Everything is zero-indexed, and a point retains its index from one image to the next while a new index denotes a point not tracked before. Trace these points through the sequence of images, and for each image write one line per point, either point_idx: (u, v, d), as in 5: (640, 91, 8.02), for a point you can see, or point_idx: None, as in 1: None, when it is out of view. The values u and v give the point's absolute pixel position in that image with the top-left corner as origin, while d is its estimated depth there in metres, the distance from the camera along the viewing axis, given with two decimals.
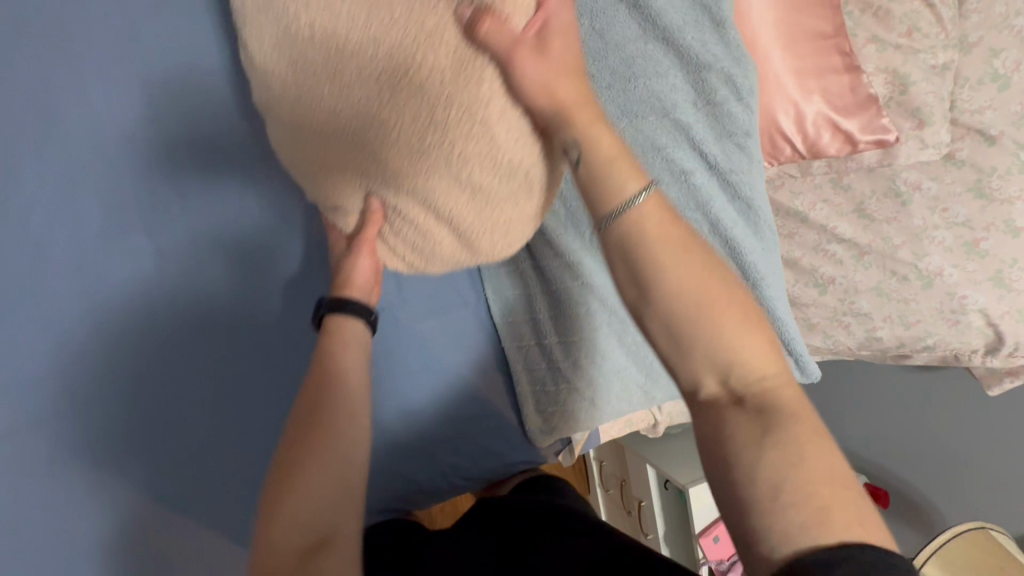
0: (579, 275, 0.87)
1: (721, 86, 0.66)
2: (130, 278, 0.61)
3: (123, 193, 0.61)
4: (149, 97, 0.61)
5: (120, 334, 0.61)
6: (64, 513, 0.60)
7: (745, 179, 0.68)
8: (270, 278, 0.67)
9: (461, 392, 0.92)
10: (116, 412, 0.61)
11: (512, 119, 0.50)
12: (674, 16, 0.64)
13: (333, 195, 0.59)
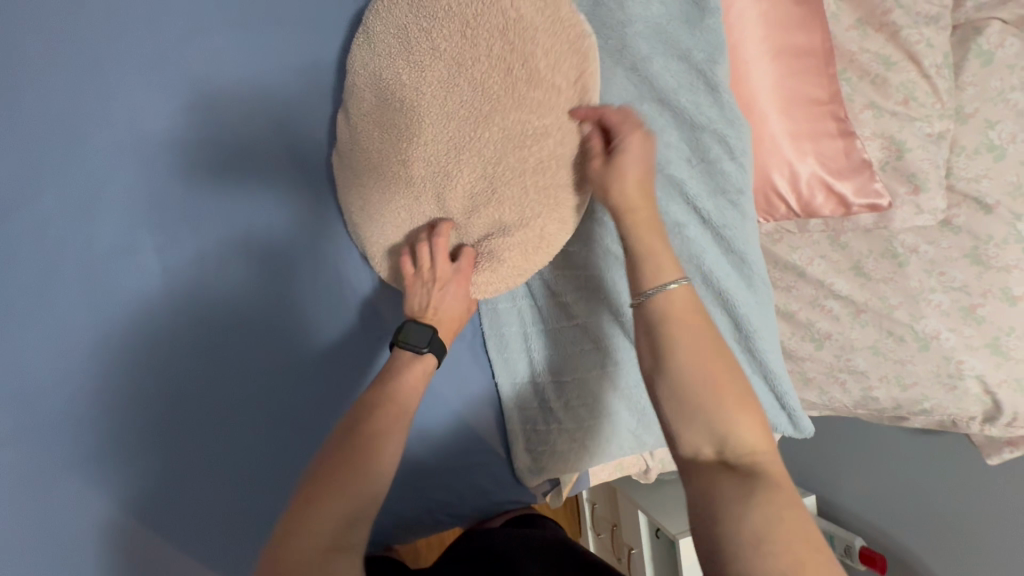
0: (574, 316, 0.89)
1: (714, 146, 0.69)
2: (140, 291, 0.68)
3: (140, 213, 0.69)
4: (175, 133, 0.71)
5: (113, 344, 0.67)
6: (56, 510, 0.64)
7: (738, 235, 0.71)
8: (266, 298, 0.73)
9: (450, 425, 0.93)
10: (109, 411, 0.66)
11: (552, 190, 0.66)
12: (670, 78, 0.68)
13: (355, 156, 0.73)
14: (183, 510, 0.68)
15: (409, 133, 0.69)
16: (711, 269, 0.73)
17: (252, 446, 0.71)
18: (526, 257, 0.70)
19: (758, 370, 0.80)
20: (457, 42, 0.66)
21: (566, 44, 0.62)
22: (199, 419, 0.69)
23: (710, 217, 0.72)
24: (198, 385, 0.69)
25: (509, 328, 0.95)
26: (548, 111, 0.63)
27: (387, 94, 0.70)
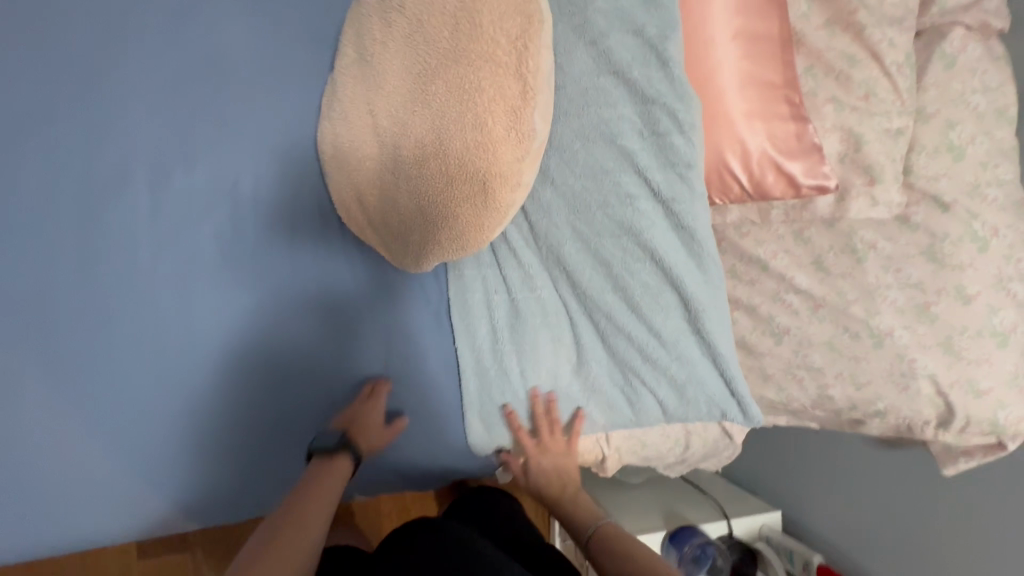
0: (535, 287, 0.93)
1: (665, 119, 0.73)
2: (152, 209, 0.84)
3: (155, 146, 0.84)
4: (184, 81, 0.84)
5: (132, 257, 0.83)
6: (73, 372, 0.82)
7: (686, 210, 0.76)
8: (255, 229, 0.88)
9: (401, 382, 0.94)
10: (127, 307, 0.83)
11: (496, 142, 0.70)
12: (623, 52, 0.72)
13: (347, 109, 0.83)
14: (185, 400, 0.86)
15: (382, 86, 0.79)
16: (658, 244, 0.79)
17: (255, 376, 0.89)
18: (470, 205, 0.75)
19: (704, 349, 0.86)
20: (420, 0, 0.73)
21: (511, 6, 0.66)
22: (258, 364, 0.88)
23: (661, 190, 0.76)
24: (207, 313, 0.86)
25: (474, 296, 0.95)
26: (488, 66, 0.68)
27: (365, 59, 0.80)
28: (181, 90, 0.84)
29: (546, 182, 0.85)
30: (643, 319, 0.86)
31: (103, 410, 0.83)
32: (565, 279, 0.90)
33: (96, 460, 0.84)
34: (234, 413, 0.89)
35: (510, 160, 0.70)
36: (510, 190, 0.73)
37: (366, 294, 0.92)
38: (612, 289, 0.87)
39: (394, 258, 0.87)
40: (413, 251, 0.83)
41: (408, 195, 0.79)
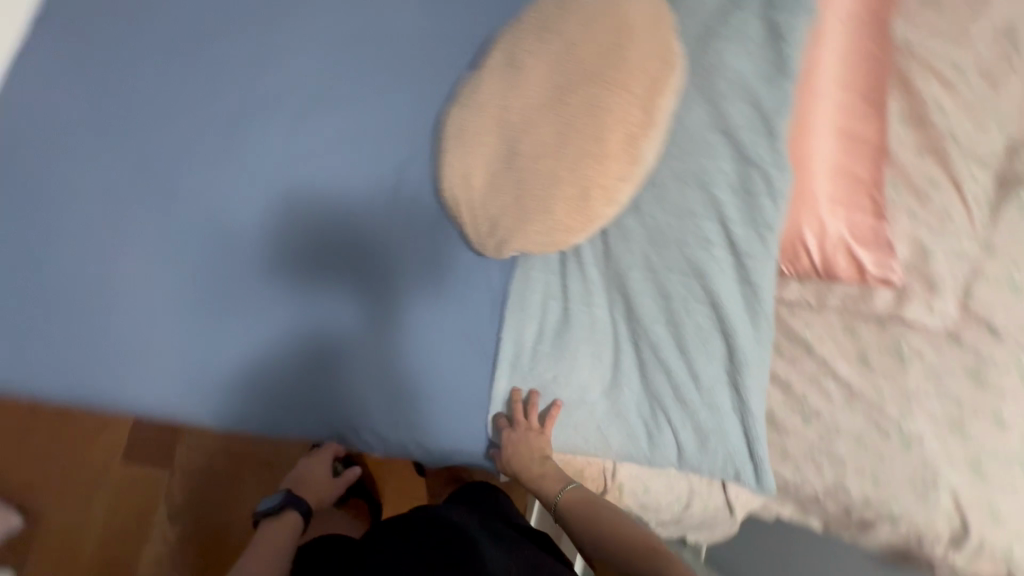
0: (592, 303, 0.99)
1: (759, 183, 0.81)
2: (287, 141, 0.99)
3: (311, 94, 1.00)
4: (356, 52, 1.02)
5: (215, 195, 0.96)
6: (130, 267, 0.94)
7: (756, 267, 0.83)
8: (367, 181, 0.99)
9: (443, 354, 1.00)
10: (193, 236, 0.95)
11: (609, 157, 0.82)
12: (738, 116, 0.82)
13: (480, 99, 0.94)
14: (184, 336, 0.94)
15: (519, 88, 0.89)
16: (721, 291, 0.87)
17: (246, 359, 0.96)
18: (567, 206, 0.86)
19: (736, 404, 0.90)
20: (577, 28, 0.85)
21: (656, 56, 0.80)
22: (288, 348, 0.96)
23: (738, 244, 0.84)
24: (240, 281, 0.95)
25: (531, 297, 1.02)
26: (622, 96, 0.81)
27: (512, 64, 0.91)
28: (350, 57, 1.02)
29: (632, 209, 0.91)
30: (686, 359, 0.92)
31: (133, 344, 0.93)
32: (622, 303, 0.97)
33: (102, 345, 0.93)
34: (212, 374, 0.95)
35: (613, 177, 0.83)
36: (606, 202, 0.85)
37: (372, 327, 0.98)
38: (664, 323, 0.92)
39: (476, 240, 0.98)
40: (499, 234, 0.94)
41: (514, 186, 0.90)
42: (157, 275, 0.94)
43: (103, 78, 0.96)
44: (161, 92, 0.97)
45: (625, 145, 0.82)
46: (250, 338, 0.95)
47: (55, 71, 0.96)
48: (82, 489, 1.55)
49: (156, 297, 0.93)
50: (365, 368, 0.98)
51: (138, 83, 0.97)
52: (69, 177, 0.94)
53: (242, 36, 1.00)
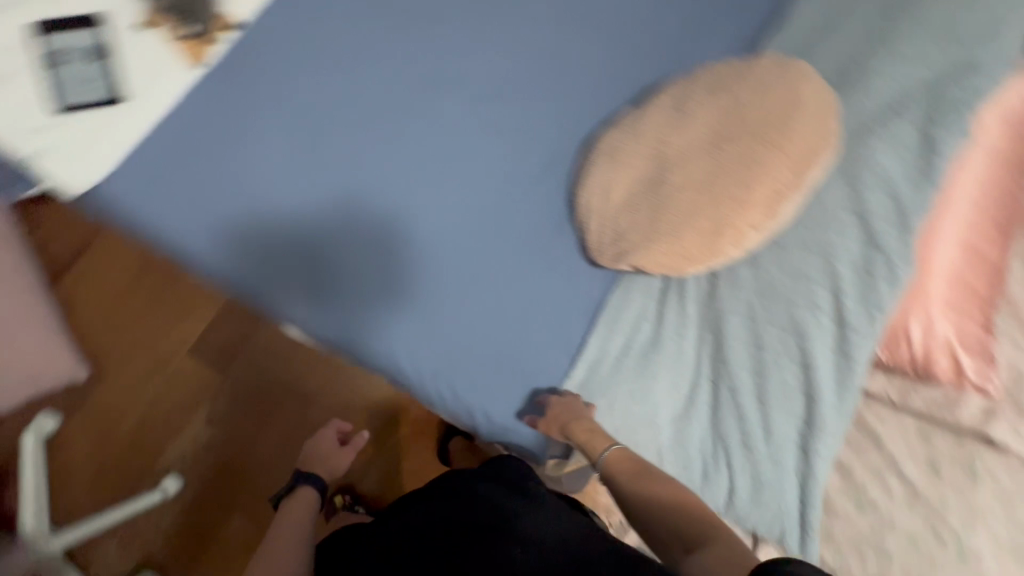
0: (684, 334, 1.07)
1: (880, 268, 0.88)
2: (458, 123, 1.16)
3: (490, 94, 1.18)
4: (539, 71, 1.19)
5: (348, 147, 1.11)
6: (255, 172, 1.07)
7: (857, 343, 0.89)
8: (519, 178, 1.16)
9: (534, 343, 1.12)
10: (310, 173, 1.09)
11: (747, 205, 0.92)
12: (875, 205, 0.90)
13: (641, 127, 1.05)
14: (257, 243, 1.07)
15: (680, 127, 1.01)
16: (815, 356, 0.92)
17: (284, 287, 1.07)
18: (697, 236, 0.95)
19: (800, 466, 0.93)
20: (750, 92, 0.97)
21: (818, 133, 0.91)
22: (322, 296, 1.07)
23: (843, 318, 0.91)
24: (320, 229, 1.08)
25: (627, 312, 1.12)
26: (778, 155, 0.91)
27: (680, 108, 1.03)
28: (536, 76, 1.20)
29: (748, 261, 1.00)
30: (762, 410, 0.97)
31: (213, 227, 1.06)
32: (712, 343, 1.04)
33: (200, 214, 1.05)
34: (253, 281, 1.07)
35: (747, 224, 0.92)
36: (732, 243, 0.94)
37: (384, 325, 1.08)
38: (749, 371, 0.98)
39: (597, 249, 1.09)
40: (622, 246, 1.03)
41: (651, 207, 1.00)
42: (219, 199, 1.06)
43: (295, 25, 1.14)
44: (359, 51, 1.14)
45: (769, 198, 0.91)
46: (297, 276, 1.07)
47: (285, 10, 1.14)
48: (149, 346, 1.67)
49: (208, 220, 1.05)
50: (464, 330, 1.10)
51: (325, 43, 1.14)
52: (259, 82, 1.10)
53: (449, 30, 1.18)
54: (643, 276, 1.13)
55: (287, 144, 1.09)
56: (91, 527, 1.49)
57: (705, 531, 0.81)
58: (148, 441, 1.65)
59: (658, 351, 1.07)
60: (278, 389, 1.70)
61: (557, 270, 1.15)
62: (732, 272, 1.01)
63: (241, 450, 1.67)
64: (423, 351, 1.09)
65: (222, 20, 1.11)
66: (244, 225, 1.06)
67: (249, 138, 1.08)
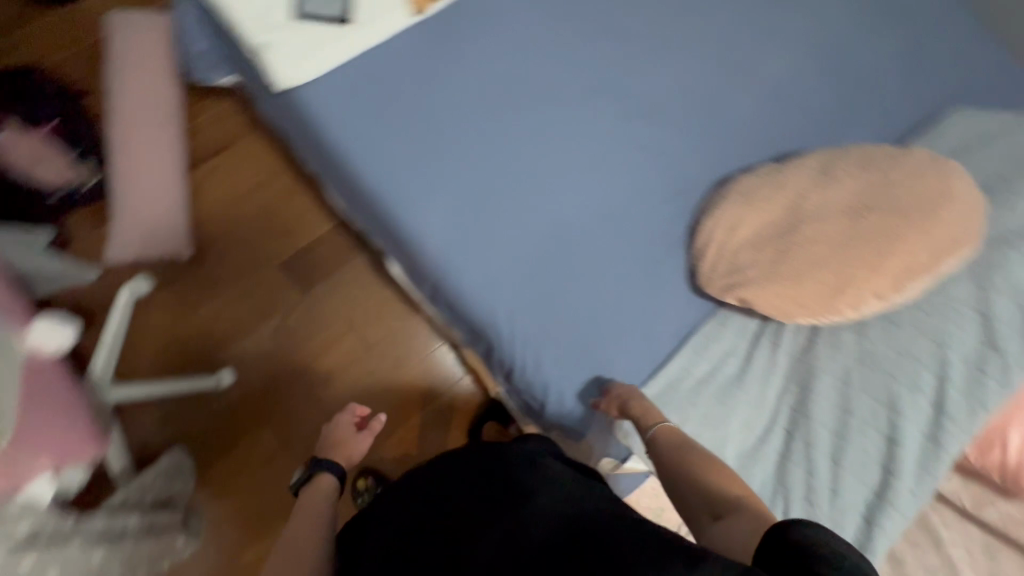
0: (771, 380, 1.10)
1: (993, 369, 0.94)
2: (612, 128, 1.25)
3: (647, 114, 1.27)
4: (694, 108, 1.30)
5: (510, 111, 1.20)
6: (425, 104, 1.16)
7: (952, 431, 0.93)
8: (651, 194, 1.24)
9: (622, 346, 1.17)
10: (471, 122, 1.18)
11: (873, 273, 0.99)
12: (998, 313, 0.97)
13: (783, 178, 1.12)
14: (403, 163, 1.15)
15: (823, 187, 1.07)
16: (904, 433, 0.95)
17: (410, 204, 1.14)
18: (815, 287, 1.02)
19: (860, 534, 0.95)
20: (899, 175, 1.04)
21: (958, 231, 0.98)
22: (442, 227, 1.14)
23: (943, 405, 0.95)
24: (462, 173, 1.16)
25: (717, 346, 1.15)
26: (913, 238, 0.98)
27: (826, 172, 1.09)
28: (690, 112, 1.30)
29: (856, 327, 1.05)
30: (834, 470, 0.99)
31: (370, 133, 1.14)
32: (796, 395, 1.07)
33: (363, 119, 1.14)
34: (383, 188, 1.14)
35: (867, 291, 0.99)
36: (847, 303, 1.00)
37: (491, 277, 1.15)
38: (830, 431, 1.01)
39: (706, 276, 1.14)
40: (734, 277, 1.09)
41: (776, 251, 1.06)
42: (392, 117, 1.15)
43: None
44: (548, 36, 1.24)
45: (896, 273, 0.98)
46: (425, 201, 1.14)
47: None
48: (250, 249, 1.80)
49: (370, 126, 1.14)
50: (563, 311, 1.16)
51: (534, 21, 1.24)
52: (456, 35, 1.20)
53: (629, 46, 1.29)
54: (740, 318, 1.17)
55: (476, 99, 1.19)
56: (131, 392, 1.52)
57: (739, 504, 0.84)
58: (215, 331, 1.74)
59: (738, 388, 1.10)
60: (343, 328, 1.81)
61: (657, 285, 1.21)
62: (835, 335, 1.06)
63: (290, 370, 1.77)
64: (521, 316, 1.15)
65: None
66: (398, 144, 1.15)
67: (430, 75, 1.18)
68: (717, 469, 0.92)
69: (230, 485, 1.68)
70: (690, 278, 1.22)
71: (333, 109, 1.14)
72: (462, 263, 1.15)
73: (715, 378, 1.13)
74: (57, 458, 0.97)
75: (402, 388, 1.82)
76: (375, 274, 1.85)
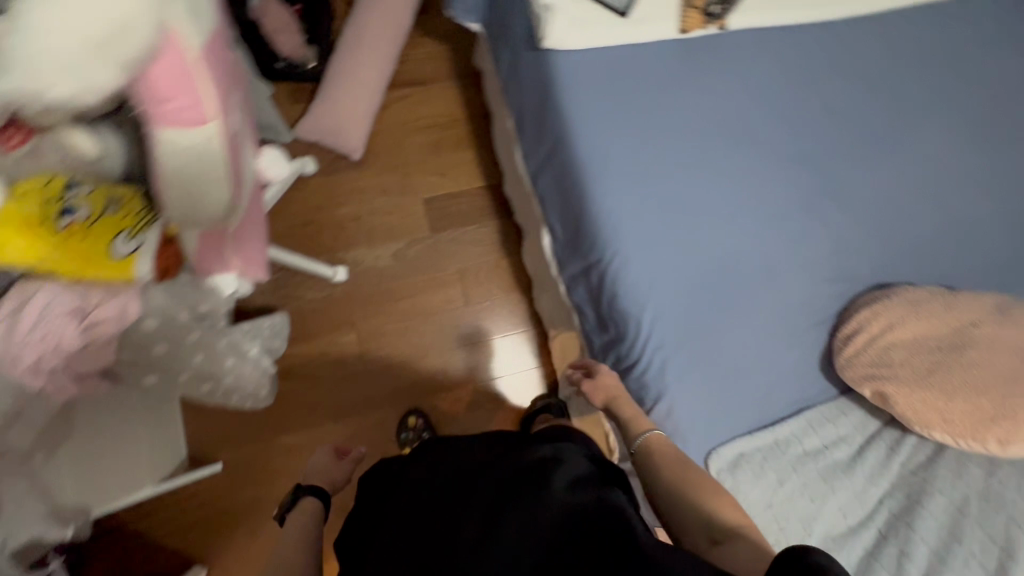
0: (878, 480, 1.13)
1: None
2: (808, 194, 1.30)
3: (846, 195, 1.31)
4: (892, 208, 1.32)
5: (726, 144, 1.28)
6: (657, 108, 1.26)
7: None
8: (821, 268, 1.28)
9: (742, 391, 1.21)
10: (690, 139, 1.27)
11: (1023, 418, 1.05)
12: None
13: (959, 301, 1.16)
14: (617, 149, 1.24)
15: (997, 325, 1.12)
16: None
17: (607, 186, 1.23)
18: (959, 408, 1.08)
19: None
20: None
21: None
22: (628, 216, 1.23)
23: None
24: (664, 178, 1.25)
25: (833, 429, 1.18)
26: None
27: (1003, 313, 1.14)
28: (887, 210, 1.32)
29: (986, 468, 1.12)
30: None
31: (600, 111, 1.25)
32: (903, 503, 1.11)
33: (600, 99, 1.25)
34: (590, 163, 1.24)
35: (1010, 430, 1.06)
36: (986, 434, 1.07)
37: (651, 278, 1.21)
38: (935, 549, 1.06)
39: (848, 359, 1.17)
40: (881, 370, 1.14)
41: (932, 362, 1.11)
42: (626, 107, 1.25)
43: (759, 43, 1.32)
44: (785, 92, 1.31)
45: None
46: (621, 188, 1.23)
47: (763, 29, 1.32)
48: (403, 176, 1.93)
49: (603, 106, 1.25)
50: (702, 337, 1.21)
51: (780, 76, 1.32)
52: (707, 59, 1.29)
53: (854, 130, 1.33)
54: (863, 414, 1.20)
55: (698, 126, 1.27)
56: (282, 256, 1.62)
57: (736, 530, 0.86)
58: (345, 230, 1.87)
59: (843, 473, 1.14)
60: (451, 277, 1.90)
61: (790, 353, 1.24)
62: (961, 466, 1.12)
63: (390, 293, 1.86)
64: (664, 323, 1.21)
65: (723, 20, 1.28)
66: (619, 132, 1.25)
67: (671, 85, 1.27)
68: (720, 496, 0.92)
69: (297, 371, 1.78)
70: (826, 358, 1.25)
71: (579, 81, 1.25)
72: (630, 253, 1.21)
73: (822, 455, 1.16)
74: (246, 262, 1.06)
75: (479, 352, 1.88)
76: (498, 243, 1.94)
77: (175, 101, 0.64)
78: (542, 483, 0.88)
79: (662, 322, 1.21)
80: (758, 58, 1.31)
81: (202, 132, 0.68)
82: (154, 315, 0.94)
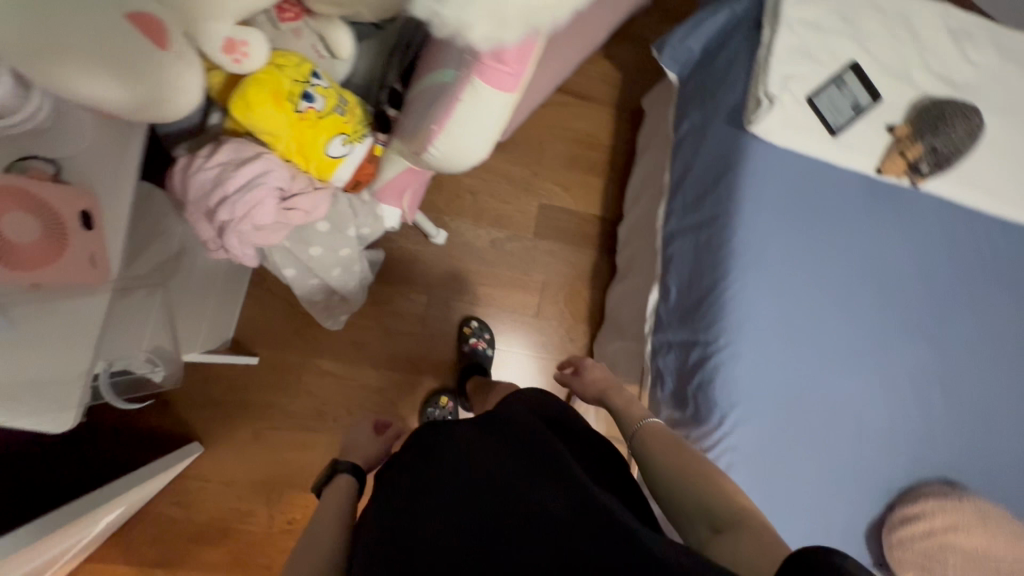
0: None
1: None
2: (926, 370, 1.29)
3: (961, 388, 1.30)
4: (999, 419, 1.31)
5: (869, 290, 1.28)
6: (819, 230, 1.28)
7: None
8: (910, 445, 1.27)
9: (789, 522, 1.22)
10: (837, 272, 1.28)
11: None
12: None
13: None
14: (769, 252, 1.25)
15: None
16: None
17: (744, 281, 1.24)
18: None
19: None
20: None
21: None
22: (751, 316, 1.23)
23: None
24: (798, 296, 1.26)
25: None
26: None
27: None
28: (993, 418, 1.31)
29: None
30: None
31: (768, 210, 1.26)
32: None
33: (773, 199, 1.26)
34: (738, 253, 1.25)
35: None
36: None
37: (750, 382, 1.22)
38: None
39: (902, 539, 1.18)
40: (929, 562, 1.16)
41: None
42: (792, 216, 1.27)
43: (937, 212, 1.32)
44: (941, 268, 1.32)
45: None
46: (757, 289, 1.24)
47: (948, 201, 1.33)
48: (531, 175, 1.95)
49: (772, 206, 1.26)
50: (774, 458, 1.22)
51: (942, 253, 1.32)
52: (883, 205, 1.30)
53: (991, 330, 1.33)
54: None
55: (849, 262, 1.28)
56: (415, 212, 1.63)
57: (735, 514, 0.76)
58: (459, 201, 1.89)
59: None
60: (534, 285, 1.92)
61: (846, 508, 1.24)
62: None
63: (474, 275, 1.88)
64: (744, 430, 1.21)
65: (922, 179, 1.28)
66: (778, 237, 1.26)
67: (842, 215, 1.29)
68: (725, 483, 0.82)
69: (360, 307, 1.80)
70: (875, 527, 1.26)
71: (760, 175, 1.27)
72: (739, 351, 1.22)
73: None
74: (410, 207, 1.09)
75: (531, 364, 1.90)
76: (590, 274, 1.96)
77: (509, 67, 0.70)
78: (525, 478, 0.77)
79: (742, 428, 1.21)
80: (930, 226, 1.32)
81: (506, 98, 0.73)
82: (327, 220, 1.00)
